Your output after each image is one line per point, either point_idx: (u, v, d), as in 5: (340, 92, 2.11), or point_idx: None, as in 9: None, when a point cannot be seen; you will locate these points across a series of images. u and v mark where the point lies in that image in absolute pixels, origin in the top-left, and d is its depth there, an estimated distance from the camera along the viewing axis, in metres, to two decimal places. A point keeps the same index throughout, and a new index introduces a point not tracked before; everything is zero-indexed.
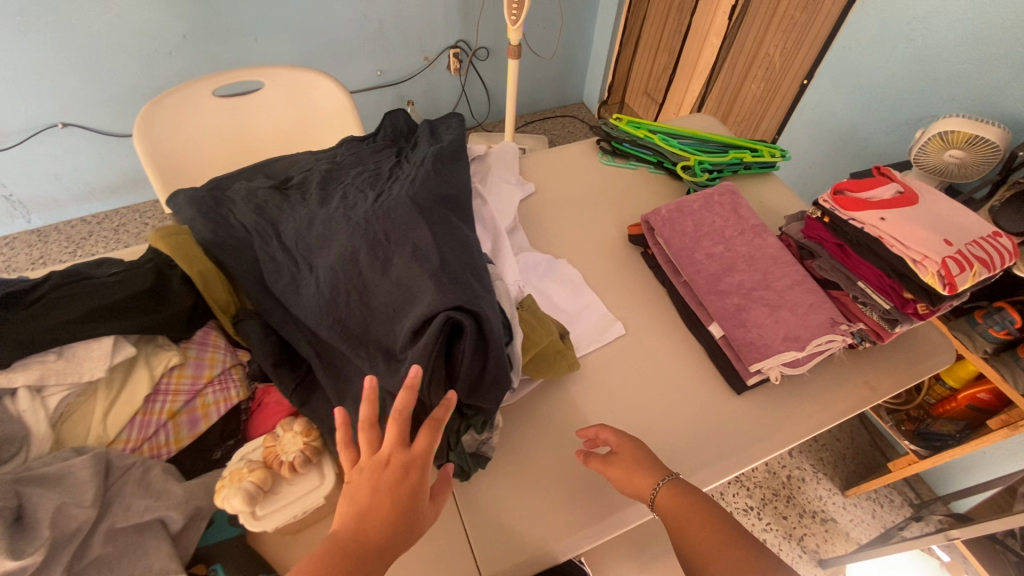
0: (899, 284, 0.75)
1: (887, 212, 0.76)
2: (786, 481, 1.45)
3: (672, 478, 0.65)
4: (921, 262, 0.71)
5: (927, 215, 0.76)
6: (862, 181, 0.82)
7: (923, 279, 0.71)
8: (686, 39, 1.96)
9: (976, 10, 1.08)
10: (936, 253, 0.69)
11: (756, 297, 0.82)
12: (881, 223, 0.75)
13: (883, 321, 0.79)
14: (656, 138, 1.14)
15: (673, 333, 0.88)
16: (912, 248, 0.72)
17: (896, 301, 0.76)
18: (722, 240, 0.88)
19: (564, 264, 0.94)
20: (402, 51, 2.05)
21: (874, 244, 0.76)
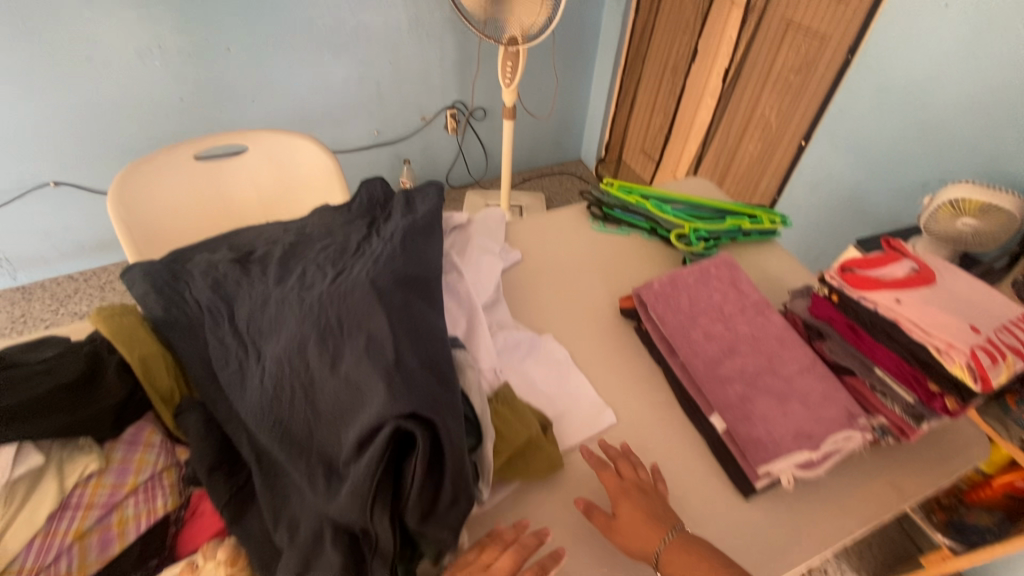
0: (922, 374, 0.67)
1: (903, 293, 0.69)
2: None
3: (676, 533, 0.60)
4: (946, 351, 0.63)
5: (947, 296, 0.68)
6: (872, 256, 0.75)
7: (951, 370, 0.63)
8: (681, 100, 1.97)
9: (977, 76, 1.05)
10: (964, 343, 0.62)
11: (761, 385, 0.74)
12: (897, 306, 0.68)
13: (907, 416, 0.69)
14: (649, 204, 1.09)
15: (671, 423, 0.79)
16: (935, 335, 0.65)
17: (921, 394, 0.68)
18: (721, 318, 0.81)
19: (549, 342, 0.86)
20: (400, 111, 2.06)
21: (892, 328, 0.69)
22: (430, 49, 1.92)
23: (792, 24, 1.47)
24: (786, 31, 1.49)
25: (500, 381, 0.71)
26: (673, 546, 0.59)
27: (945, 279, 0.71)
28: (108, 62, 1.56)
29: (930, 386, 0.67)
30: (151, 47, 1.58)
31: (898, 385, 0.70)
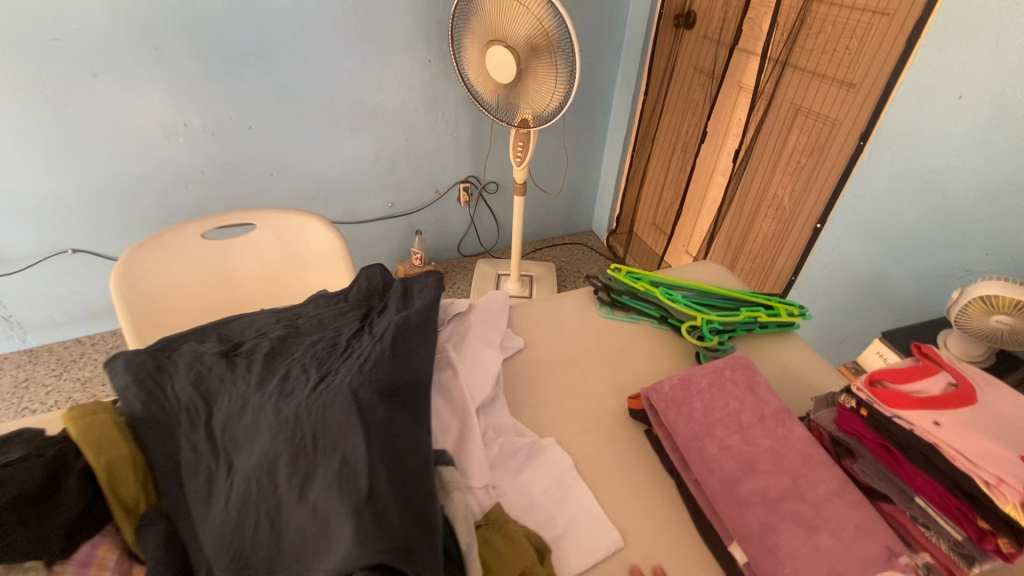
0: (970, 508, 0.59)
1: (940, 414, 0.62)
2: None
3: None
4: (996, 487, 0.56)
5: (993, 419, 0.61)
6: (902, 369, 0.69)
7: (1002, 508, 0.55)
8: (691, 177, 1.98)
9: (997, 168, 1.02)
10: (1015, 478, 0.54)
11: (786, 512, 0.65)
12: (935, 428, 0.61)
13: (957, 556, 0.60)
14: (659, 292, 1.05)
15: (685, 549, 0.70)
16: (981, 466, 0.57)
17: (970, 531, 0.59)
18: (738, 428, 0.74)
19: (550, 446, 0.79)
20: (414, 184, 2.10)
21: (930, 453, 0.61)
22: (445, 127, 1.99)
23: (802, 110, 1.49)
24: (796, 116, 1.51)
25: (493, 501, 0.64)
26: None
27: (988, 397, 0.64)
28: (137, 138, 1.64)
29: (981, 524, 0.58)
30: (178, 124, 1.66)
31: (944, 517, 0.61)
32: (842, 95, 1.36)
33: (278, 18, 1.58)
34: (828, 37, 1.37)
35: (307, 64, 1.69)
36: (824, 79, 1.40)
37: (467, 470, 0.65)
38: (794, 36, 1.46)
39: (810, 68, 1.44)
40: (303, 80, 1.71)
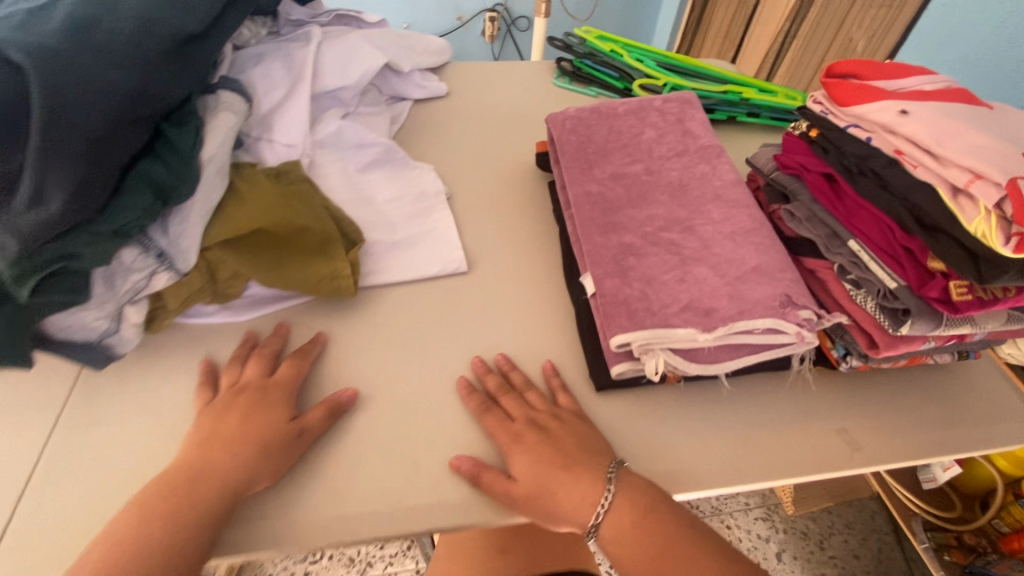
0: (919, 244, 0.39)
1: (916, 101, 0.42)
2: (806, 531, 1.15)
3: (609, 488, 0.40)
4: (965, 190, 0.36)
5: (994, 116, 0.40)
6: (884, 63, 0.48)
7: (969, 228, 0.36)
8: (752, 25, 1.58)
9: None
10: (1001, 170, 0.34)
11: (662, 241, 0.49)
12: (901, 120, 0.41)
13: (880, 315, 0.42)
14: (628, 57, 0.83)
15: (541, 285, 0.57)
16: (952, 166, 0.37)
17: (910, 274, 0.40)
18: (644, 158, 0.56)
19: (422, 169, 0.64)
20: (433, 6, 1.86)
21: (885, 168, 0.42)
22: None
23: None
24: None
25: (294, 158, 0.52)
26: (621, 508, 0.40)
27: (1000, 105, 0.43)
28: None
29: (930, 260, 0.39)
30: None
31: (877, 262, 0.43)
32: None
33: None
34: None
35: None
36: None
37: (274, 123, 0.53)
38: None
39: None
40: None
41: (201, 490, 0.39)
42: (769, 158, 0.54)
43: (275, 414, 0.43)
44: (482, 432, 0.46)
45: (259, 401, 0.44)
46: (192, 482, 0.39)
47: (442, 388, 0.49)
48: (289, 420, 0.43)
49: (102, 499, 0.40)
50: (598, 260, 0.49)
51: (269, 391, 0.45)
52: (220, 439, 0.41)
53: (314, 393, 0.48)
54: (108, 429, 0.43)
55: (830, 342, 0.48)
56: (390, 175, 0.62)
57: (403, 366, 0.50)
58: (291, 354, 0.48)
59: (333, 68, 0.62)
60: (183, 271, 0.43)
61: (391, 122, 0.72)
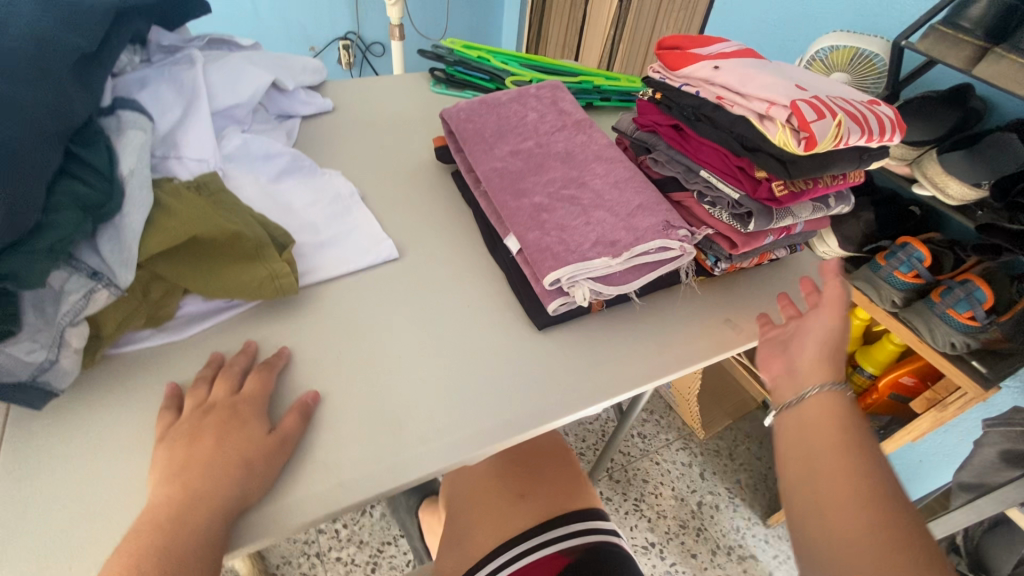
0: (749, 161, 0.53)
1: (722, 61, 0.57)
2: (718, 449, 1.31)
3: (824, 389, 0.43)
4: (768, 115, 0.50)
5: (773, 65, 0.56)
6: (700, 35, 0.63)
7: (775, 140, 0.50)
8: (584, 32, 1.80)
9: None
10: (785, 97, 0.49)
11: (565, 197, 0.59)
12: (716, 75, 0.56)
13: (734, 222, 0.56)
14: (494, 61, 0.94)
15: (467, 258, 0.63)
16: (756, 99, 0.51)
17: (746, 185, 0.54)
18: (533, 135, 0.66)
19: (331, 174, 0.67)
20: (282, 38, 1.82)
21: (715, 111, 0.56)
22: None
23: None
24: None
25: (209, 171, 0.53)
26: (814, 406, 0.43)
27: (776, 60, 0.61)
28: None
29: (756, 172, 0.53)
30: None
31: (723, 182, 0.56)
32: None
33: None
34: None
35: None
36: None
37: (181, 141, 0.54)
38: None
39: None
40: None
41: (190, 504, 0.38)
42: (630, 122, 0.68)
43: (245, 425, 0.44)
44: (489, 396, 0.50)
45: (224, 415, 0.44)
46: (216, 504, 0.39)
47: (402, 362, 0.52)
48: (264, 433, 0.44)
49: (68, 547, 0.37)
50: (516, 221, 0.57)
51: (234, 404, 0.45)
52: (215, 460, 0.41)
53: (280, 402, 0.48)
54: (60, 478, 0.40)
55: (704, 254, 0.61)
56: (304, 182, 0.64)
57: (359, 350, 0.53)
58: (257, 366, 0.49)
59: (225, 88, 0.63)
60: (123, 286, 0.42)
61: (287, 137, 0.74)
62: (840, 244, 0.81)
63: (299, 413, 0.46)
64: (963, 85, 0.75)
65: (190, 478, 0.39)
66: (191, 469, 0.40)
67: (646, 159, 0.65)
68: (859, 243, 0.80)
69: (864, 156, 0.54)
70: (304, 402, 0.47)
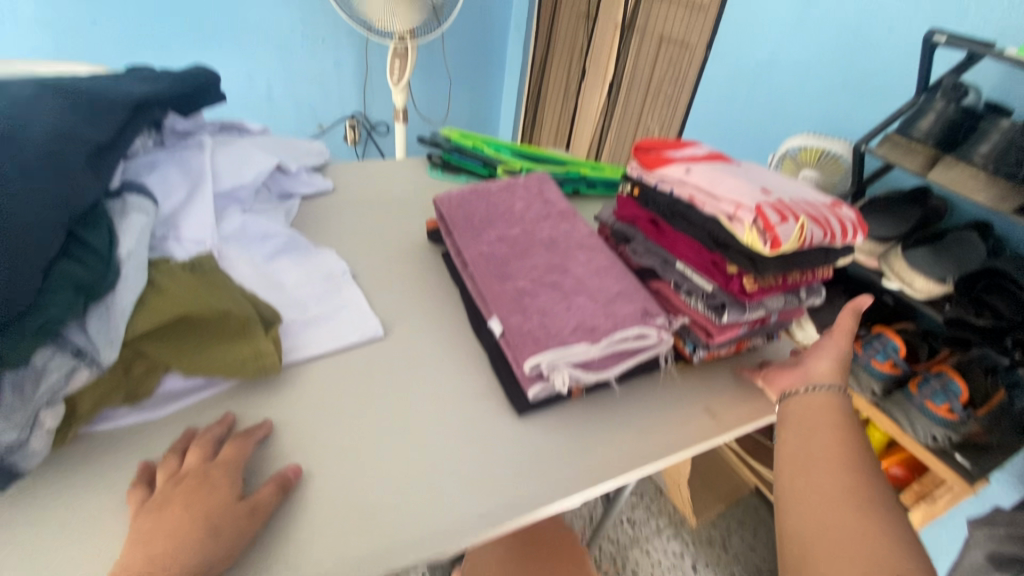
0: (720, 256, 0.56)
1: (693, 165, 0.62)
2: (710, 539, 1.25)
3: (828, 388, 0.51)
4: (736, 216, 0.54)
5: (739, 170, 0.61)
6: (672, 141, 0.69)
7: (742, 238, 0.53)
8: (574, 121, 1.92)
9: (816, 43, 1.01)
10: (750, 201, 0.53)
11: (547, 282, 0.61)
12: (687, 178, 0.60)
13: (709, 313, 0.58)
14: (488, 150, 1.00)
15: (451, 339, 0.64)
16: (724, 200, 0.55)
17: (719, 279, 0.56)
18: (519, 222, 0.69)
19: (325, 253, 0.70)
20: (292, 115, 1.92)
21: (687, 208, 0.60)
22: (325, 54, 1.83)
23: (666, 39, 1.42)
24: (661, 45, 1.43)
25: (205, 250, 0.55)
26: (818, 395, 0.51)
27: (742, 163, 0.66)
28: None
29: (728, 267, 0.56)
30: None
31: (697, 275, 0.59)
32: (692, 15, 1.31)
33: None
34: None
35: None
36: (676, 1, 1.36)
37: (182, 223, 0.57)
38: None
39: None
40: None
41: None
42: (611, 215, 0.73)
43: (215, 490, 0.43)
44: (464, 486, 0.49)
45: (194, 483, 0.43)
46: None
47: (378, 447, 0.51)
48: (236, 498, 0.43)
49: None
50: (500, 304, 0.59)
51: (205, 469, 0.44)
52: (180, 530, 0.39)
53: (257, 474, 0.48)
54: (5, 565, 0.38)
55: (682, 342, 0.63)
56: (297, 261, 0.66)
57: (335, 433, 0.52)
58: (233, 436, 0.49)
59: (231, 171, 0.67)
60: (104, 365, 0.43)
61: (286, 215, 0.77)
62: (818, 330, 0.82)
63: (277, 486, 0.45)
64: (922, 188, 0.81)
65: (152, 547, 0.38)
66: (148, 556, 0.38)
67: (625, 249, 0.69)
68: None
69: (830, 254, 0.57)
70: (286, 475, 0.47)
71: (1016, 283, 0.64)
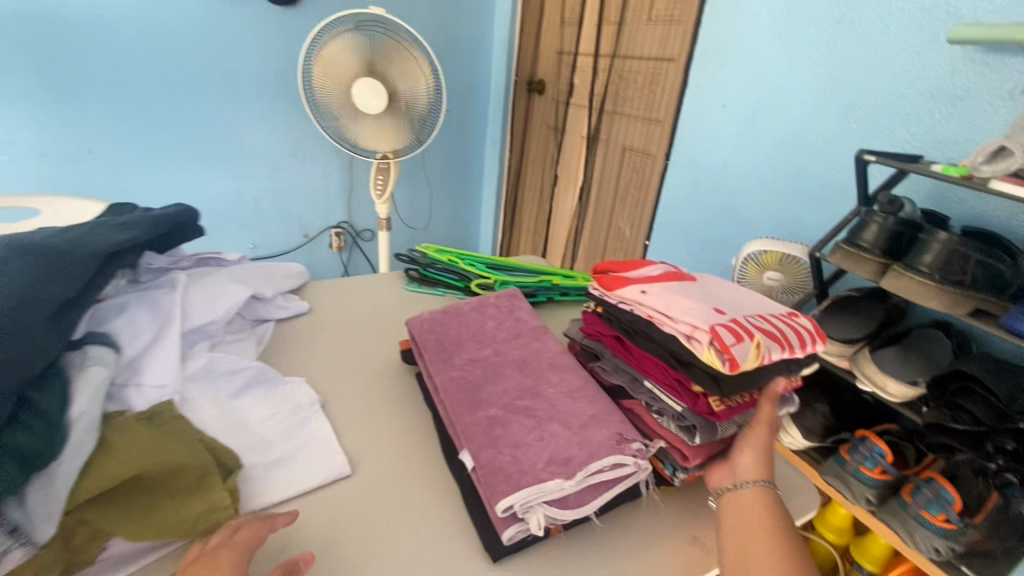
0: (685, 374, 0.56)
1: (649, 285, 0.64)
2: None
3: (755, 483, 0.55)
4: (693, 336, 0.54)
5: (693, 287, 0.63)
6: (629, 262, 0.72)
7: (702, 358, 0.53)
8: (550, 222, 2.01)
9: (764, 154, 1.10)
10: (705, 320, 0.54)
11: (519, 408, 0.60)
12: (644, 297, 0.62)
13: (681, 433, 0.58)
14: (463, 263, 1.04)
15: (422, 472, 0.61)
16: (680, 320, 0.56)
17: (686, 398, 0.56)
18: (491, 343, 0.70)
19: (295, 383, 0.69)
20: (278, 226, 1.98)
21: (648, 326, 0.60)
22: (312, 169, 1.93)
23: (628, 149, 1.54)
24: (625, 154, 1.54)
25: (166, 397, 0.55)
26: (747, 495, 0.54)
27: (697, 280, 0.68)
28: None
29: (693, 386, 0.56)
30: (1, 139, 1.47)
31: (665, 394, 0.59)
32: (650, 128, 1.43)
33: (128, 44, 1.52)
34: (633, 83, 1.48)
35: (178, 88, 1.62)
36: (635, 117, 1.49)
37: (144, 367, 0.56)
38: (612, 85, 1.57)
39: (627, 112, 1.52)
40: (158, 106, 1.62)
41: None
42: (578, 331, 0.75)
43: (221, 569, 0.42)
44: None
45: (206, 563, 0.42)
46: None
47: None
48: None
49: None
50: (471, 435, 0.57)
51: (222, 547, 0.44)
52: None
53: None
54: None
55: (662, 463, 0.62)
56: (264, 394, 0.65)
57: None
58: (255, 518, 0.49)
59: (202, 307, 0.68)
60: (40, 541, 0.40)
61: (257, 343, 0.77)
62: (805, 435, 0.81)
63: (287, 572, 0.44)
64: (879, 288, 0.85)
65: None
66: None
67: (595, 366, 0.69)
68: (823, 434, 0.81)
69: (792, 366, 0.59)
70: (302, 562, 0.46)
71: (982, 385, 0.65)
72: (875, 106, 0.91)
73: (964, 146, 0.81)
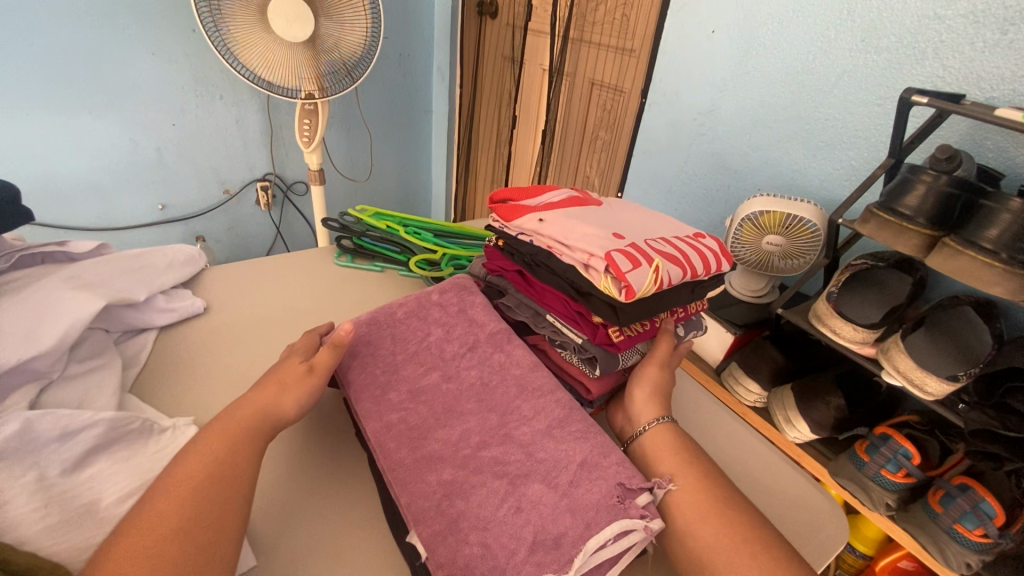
0: (584, 307, 0.57)
1: (546, 213, 0.62)
2: None
3: (660, 420, 0.56)
4: (590, 265, 0.54)
5: (591, 213, 0.63)
6: (527, 187, 0.69)
7: (599, 287, 0.53)
8: (510, 171, 1.78)
9: (763, 91, 0.92)
10: (601, 249, 0.53)
11: (484, 463, 0.45)
12: (540, 227, 0.60)
13: (583, 364, 0.60)
14: (404, 232, 0.85)
15: (358, 549, 0.46)
16: (577, 250, 0.56)
17: (586, 329, 0.58)
18: (438, 363, 0.53)
19: (174, 430, 0.50)
20: (190, 182, 1.66)
21: (548, 258, 0.60)
22: (224, 111, 1.61)
23: (596, 84, 1.32)
24: (593, 91, 1.33)
25: None
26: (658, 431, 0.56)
27: (601, 206, 0.68)
28: None
29: (592, 316, 0.57)
30: None
31: (566, 327, 0.60)
32: (622, 60, 1.21)
33: None
34: (602, 3, 1.24)
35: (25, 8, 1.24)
36: (604, 47, 1.26)
37: None
38: (579, 6, 1.32)
39: (595, 40, 1.29)
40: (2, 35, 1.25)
41: None
42: (481, 267, 0.73)
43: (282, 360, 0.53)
44: None
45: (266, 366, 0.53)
46: None
47: None
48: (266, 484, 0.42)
49: None
50: (421, 515, 0.41)
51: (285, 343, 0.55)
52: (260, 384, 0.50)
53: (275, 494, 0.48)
54: None
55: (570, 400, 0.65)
56: (123, 457, 0.46)
57: None
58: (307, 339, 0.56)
59: (14, 339, 0.47)
60: None
61: (126, 368, 0.57)
62: (814, 430, 0.71)
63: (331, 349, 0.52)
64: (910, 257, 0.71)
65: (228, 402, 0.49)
66: None
67: (499, 303, 0.69)
68: (835, 428, 0.70)
69: (697, 289, 0.61)
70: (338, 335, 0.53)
71: None
72: (901, 29, 0.74)
73: (1011, 82, 0.66)
